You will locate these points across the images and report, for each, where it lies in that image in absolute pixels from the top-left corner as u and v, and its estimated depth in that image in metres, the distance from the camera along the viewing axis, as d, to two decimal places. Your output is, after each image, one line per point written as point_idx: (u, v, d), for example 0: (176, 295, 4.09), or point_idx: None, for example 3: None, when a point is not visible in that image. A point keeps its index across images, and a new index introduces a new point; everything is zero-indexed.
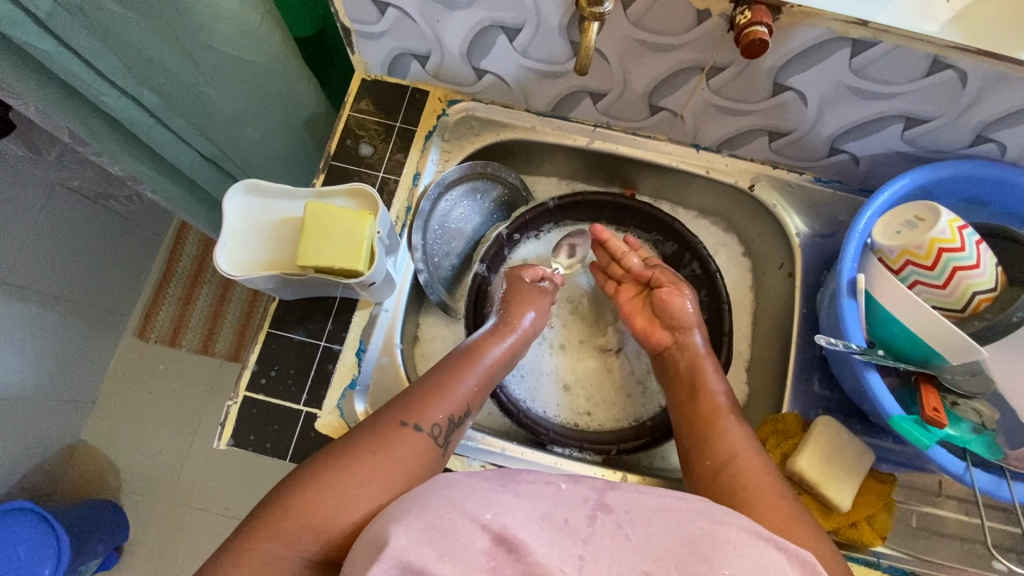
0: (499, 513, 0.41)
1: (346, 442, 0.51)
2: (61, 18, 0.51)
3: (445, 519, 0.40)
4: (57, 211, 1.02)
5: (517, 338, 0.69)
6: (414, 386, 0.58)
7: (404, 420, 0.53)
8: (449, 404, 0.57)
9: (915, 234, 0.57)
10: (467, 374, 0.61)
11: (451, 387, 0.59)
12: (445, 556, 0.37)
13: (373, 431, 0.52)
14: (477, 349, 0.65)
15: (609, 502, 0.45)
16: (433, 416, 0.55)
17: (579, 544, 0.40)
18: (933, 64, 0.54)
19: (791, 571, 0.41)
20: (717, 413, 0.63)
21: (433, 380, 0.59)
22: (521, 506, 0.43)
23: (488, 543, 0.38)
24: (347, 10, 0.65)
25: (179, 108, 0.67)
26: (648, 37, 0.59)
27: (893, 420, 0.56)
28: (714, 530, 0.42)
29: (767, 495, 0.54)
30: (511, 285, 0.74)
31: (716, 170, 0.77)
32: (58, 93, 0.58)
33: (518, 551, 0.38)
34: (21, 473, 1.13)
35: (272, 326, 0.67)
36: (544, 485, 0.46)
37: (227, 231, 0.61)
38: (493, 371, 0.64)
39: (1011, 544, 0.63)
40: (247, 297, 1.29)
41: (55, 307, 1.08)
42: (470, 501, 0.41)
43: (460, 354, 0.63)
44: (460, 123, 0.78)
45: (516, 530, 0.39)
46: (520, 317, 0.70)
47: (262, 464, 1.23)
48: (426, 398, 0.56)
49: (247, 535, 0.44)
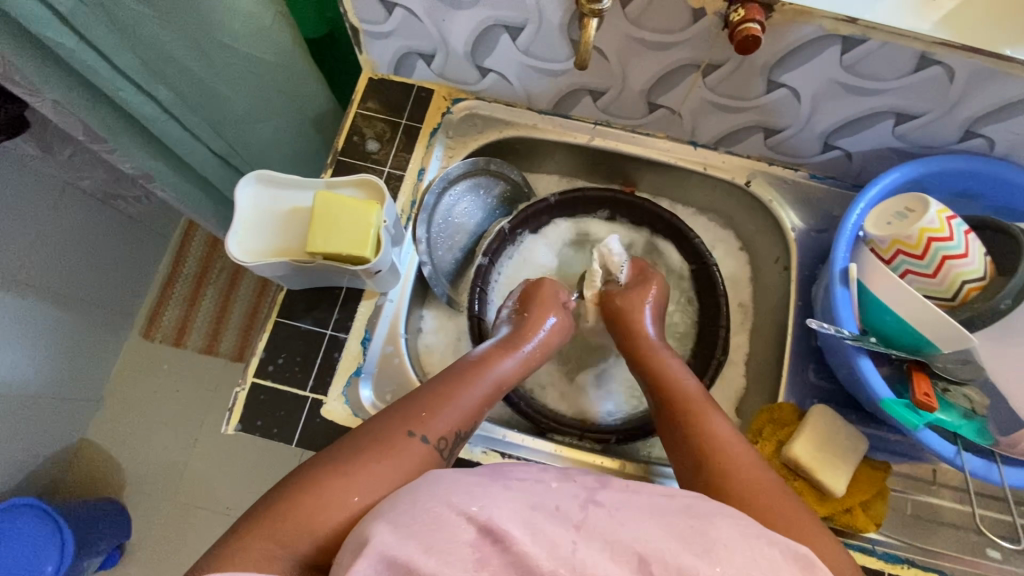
0: (486, 505, 0.39)
1: (350, 445, 0.50)
2: (83, 15, 0.53)
3: (432, 513, 0.39)
4: (66, 210, 1.04)
5: (526, 352, 0.68)
6: (419, 392, 0.57)
7: (413, 431, 0.52)
8: (455, 418, 0.56)
9: (904, 225, 0.59)
10: (474, 387, 0.60)
11: (459, 399, 0.58)
12: (430, 550, 0.36)
13: (380, 437, 0.51)
14: (486, 362, 0.64)
15: (601, 497, 0.43)
16: (439, 429, 0.54)
17: (571, 532, 0.39)
18: (921, 60, 0.56)
19: (784, 564, 0.39)
20: (693, 400, 0.63)
21: (441, 389, 0.58)
22: (508, 498, 0.41)
23: (473, 535, 0.37)
24: (355, 9, 0.67)
25: (192, 105, 0.69)
26: (645, 36, 0.62)
27: (882, 402, 0.58)
28: (705, 527, 0.41)
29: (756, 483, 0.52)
30: (524, 299, 0.75)
31: (713, 167, 0.79)
32: (77, 90, 0.60)
33: (504, 541, 0.37)
34: (25, 471, 1.14)
35: (280, 315, 0.69)
36: (535, 482, 0.45)
37: (239, 220, 0.63)
38: (501, 387, 0.63)
39: (1005, 532, 0.64)
40: (253, 295, 1.31)
41: (62, 305, 1.09)
42: (456, 494, 0.40)
43: (468, 365, 0.63)
44: (464, 120, 0.81)
45: (503, 521, 0.38)
46: (529, 335, 0.70)
47: (265, 463, 1.24)
48: (435, 408, 0.56)
49: (244, 536, 0.43)
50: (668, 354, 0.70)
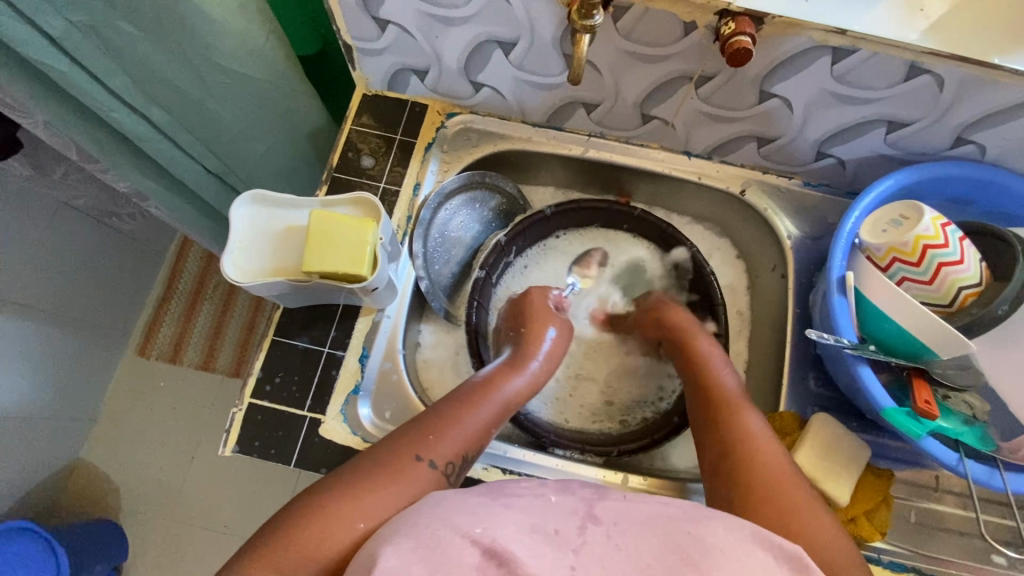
0: (490, 527, 0.39)
1: (356, 469, 0.50)
2: (75, 39, 0.52)
3: (442, 533, 0.38)
4: (61, 230, 1.03)
5: (534, 371, 0.68)
6: (427, 415, 0.57)
7: (421, 455, 0.52)
8: (462, 439, 0.55)
9: (899, 233, 0.59)
10: (482, 407, 0.59)
11: (468, 421, 0.57)
12: (438, 572, 0.35)
13: (384, 461, 0.50)
14: (493, 381, 0.63)
15: (600, 512, 0.42)
16: (446, 453, 0.53)
17: (570, 555, 0.38)
18: (911, 69, 0.56)
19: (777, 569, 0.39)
20: (729, 399, 0.62)
21: (448, 411, 0.57)
22: (515, 517, 0.40)
23: (478, 558, 0.37)
24: (348, 27, 0.68)
25: (186, 124, 0.69)
26: (637, 49, 0.62)
27: (886, 411, 0.57)
28: (704, 531, 0.40)
29: (774, 489, 0.52)
30: (519, 317, 0.75)
31: (707, 176, 0.79)
32: (69, 114, 0.60)
33: (509, 564, 0.36)
34: (21, 494, 1.12)
35: (276, 334, 0.69)
36: (534, 497, 0.44)
37: (235, 241, 0.63)
38: (509, 406, 0.62)
39: (1010, 537, 0.64)
40: (249, 311, 1.30)
41: (56, 324, 1.08)
42: (461, 516, 0.40)
43: (476, 386, 0.62)
44: (459, 134, 0.81)
45: (507, 542, 0.38)
46: (536, 351, 0.70)
47: (263, 482, 1.23)
48: (440, 431, 0.54)
49: (247, 559, 0.43)
50: (710, 344, 0.70)
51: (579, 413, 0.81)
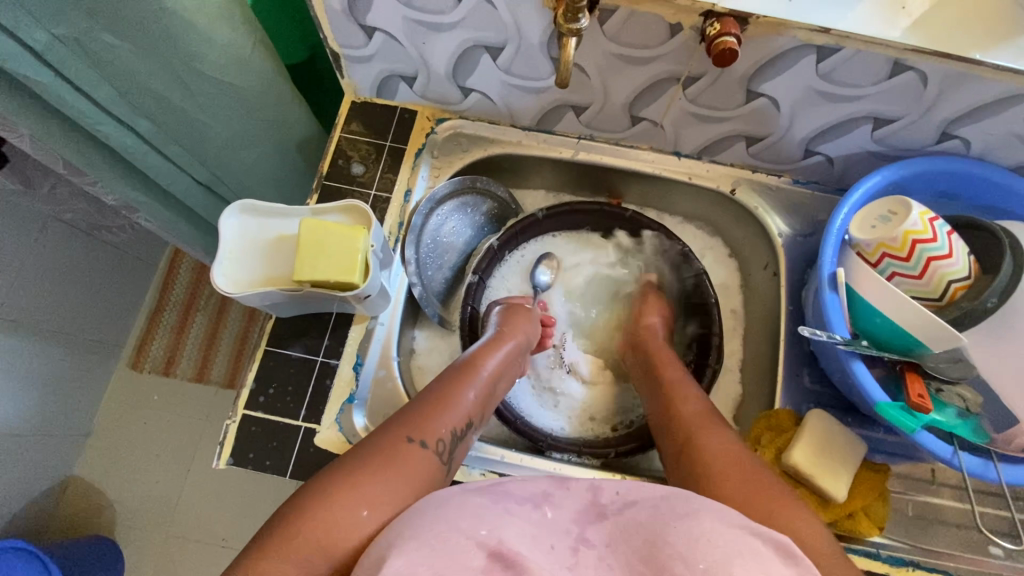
0: (496, 528, 0.39)
1: (354, 459, 0.49)
2: (60, 52, 0.52)
3: (440, 539, 0.38)
4: (50, 245, 1.03)
5: (516, 350, 0.69)
6: (415, 399, 0.58)
7: (412, 435, 0.52)
8: (451, 416, 0.57)
9: (887, 228, 0.60)
10: (468, 385, 0.61)
11: (453, 397, 0.58)
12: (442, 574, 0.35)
13: (379, 446, 0.51)
14: (476, 359, 0.65)
15: (590, 534, 0.42)
16: (438, 432, 0.54)
17: (565, 571, 0.38)
18: (895, 66, 0.57)
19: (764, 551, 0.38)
20: (691, 409, 0.64)
21: (433, 391, 0.58)
22: (513, 523, 0.40)
23: (484, 560, 0.37)
24: (335, 35, 0.68)
25: (174, 136, 0.69)
26: (624, 51, 0.62)
27: (880, 406, 0.58)
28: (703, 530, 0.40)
29: (749, 475, 0.53)
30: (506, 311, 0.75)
31: (697, 176, 0.80)
32: (54, 128, 0.60)
33: (516, 567, 0.36)
34: (14, 512, 1.11)
35: (269, 344, 0.68)
36: (531, 508, 0.43)
37: (225, 250, 0.62)
38: (492, 382, 0.64)
39: (1007, 528, 0.64)
40: (242, 322, 1.29)
41: (47, 339, 1.07)
42: (465, 519, 0.40)
43: (460, 364, 0.64)
44: (448, 140, 0.81)
45: (513, 544, 0.38)
46: (518, 330, 0.71)
47: (260, 494, 1.22)
48: (428, 412, 0.56)
49: (251, 557, 0.42)
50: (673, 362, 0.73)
51: (575, 416, 0.81)
